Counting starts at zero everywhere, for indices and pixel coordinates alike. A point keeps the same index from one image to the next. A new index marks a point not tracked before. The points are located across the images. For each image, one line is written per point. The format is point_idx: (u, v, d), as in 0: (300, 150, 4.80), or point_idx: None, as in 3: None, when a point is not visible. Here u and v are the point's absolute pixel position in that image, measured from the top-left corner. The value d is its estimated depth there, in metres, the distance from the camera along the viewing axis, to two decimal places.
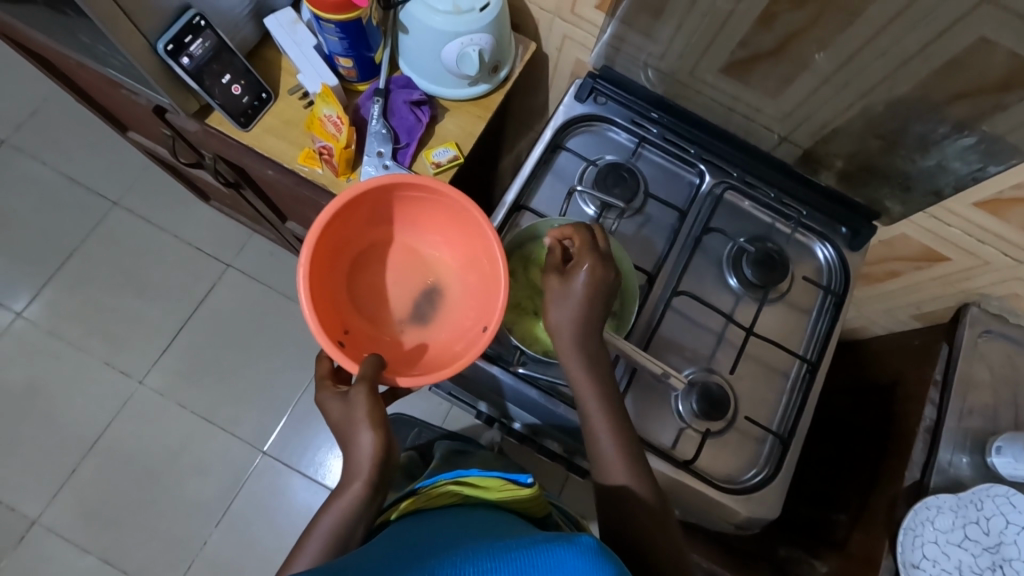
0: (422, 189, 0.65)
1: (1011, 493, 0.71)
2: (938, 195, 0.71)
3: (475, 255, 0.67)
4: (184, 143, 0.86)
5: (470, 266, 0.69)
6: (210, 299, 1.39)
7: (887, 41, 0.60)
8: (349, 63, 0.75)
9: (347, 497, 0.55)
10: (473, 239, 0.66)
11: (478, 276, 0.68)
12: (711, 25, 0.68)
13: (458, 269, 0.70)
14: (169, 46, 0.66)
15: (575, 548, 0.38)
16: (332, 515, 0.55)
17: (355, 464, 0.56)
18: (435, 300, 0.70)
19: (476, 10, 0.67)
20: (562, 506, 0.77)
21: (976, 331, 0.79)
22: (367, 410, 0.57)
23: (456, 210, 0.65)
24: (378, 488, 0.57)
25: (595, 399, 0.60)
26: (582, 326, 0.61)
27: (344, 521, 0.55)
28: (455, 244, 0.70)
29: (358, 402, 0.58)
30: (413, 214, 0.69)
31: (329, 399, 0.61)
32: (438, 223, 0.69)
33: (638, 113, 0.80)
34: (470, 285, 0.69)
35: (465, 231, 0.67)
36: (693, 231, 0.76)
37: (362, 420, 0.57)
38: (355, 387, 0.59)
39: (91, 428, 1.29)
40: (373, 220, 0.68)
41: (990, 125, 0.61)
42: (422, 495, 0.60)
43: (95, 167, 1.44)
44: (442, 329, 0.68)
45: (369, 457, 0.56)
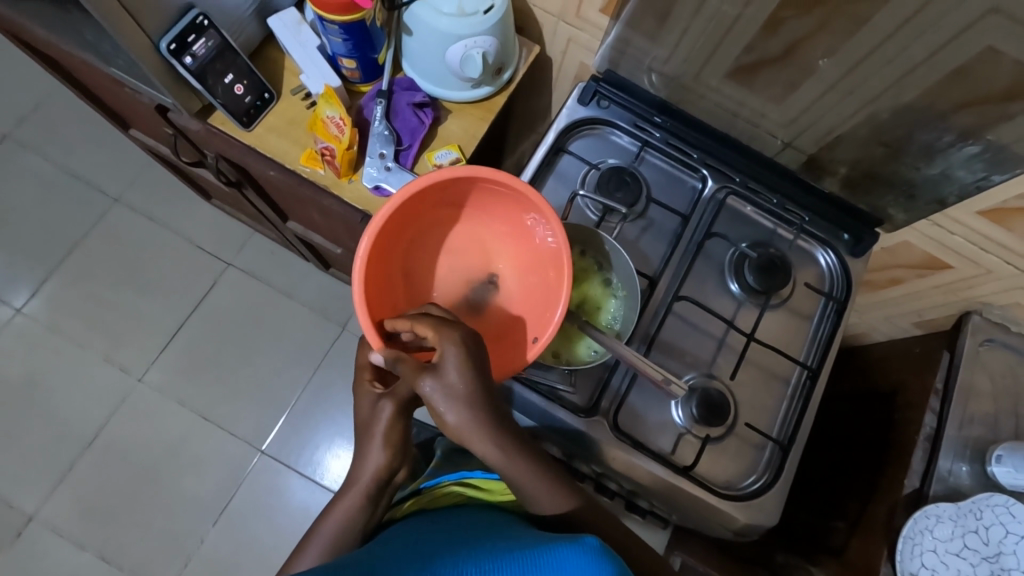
0: (500, 185, 0.62)
1: (1010, 503, 0.70)
2: (941, 203, 0.71)
3: (541, 258, 0.65)
4: (186, 141, 0.86)
5: (533, 267, 0.67)
6: (211, 296, 1.39)
7: (894, 48, 0.59)
8: (353, 64, 0.74)
9: (346, 504, 0.57)
10: (544, 243, 0.64)
11: (540, 277, 0.66)
12: (716, 30, 0.68)
13: (519, 267, 0.69)
14: (173, 45, 0.66)
15: (579, 548, 0.39)
16: (332, 522, 0.56)
17: (357, 473, 0.57)
18: (489, 293, 0.69)
19: (481, 13, 0.67)
20: None
21: (977, 339, 0.79)
22: (386, 427, 0.56)
23: (531, 211, 0.63)
24: (379, 498, 0.58)
25: (514, 464, 0.55)
26: (471, 413, 0.52)
27: (345, 528, 0.56)
28: (520, 242, 0.68)
29: (382, 415, 0.56)
30: (483, 203, 0.67)
31: (365, 395, 0.59)
32: (508, 217, 0.67)
33: (641, 117, 0.79)
34: (528, 285, 0.68)
35: (536, 232, 0.65)
36: (695, 237, 0.76)
37: (374, 437, 0.56)
38: (385, 397, 0.56)
39: (90, 424, 1.29)
40: (441, 205, 0.66)
41: (995, 135, 0.61)
42: (426, 496, 0.62)
43: (97, 163, 1.44)
44: (493, 323, 0.67)
45: (371, 473, 0.56)
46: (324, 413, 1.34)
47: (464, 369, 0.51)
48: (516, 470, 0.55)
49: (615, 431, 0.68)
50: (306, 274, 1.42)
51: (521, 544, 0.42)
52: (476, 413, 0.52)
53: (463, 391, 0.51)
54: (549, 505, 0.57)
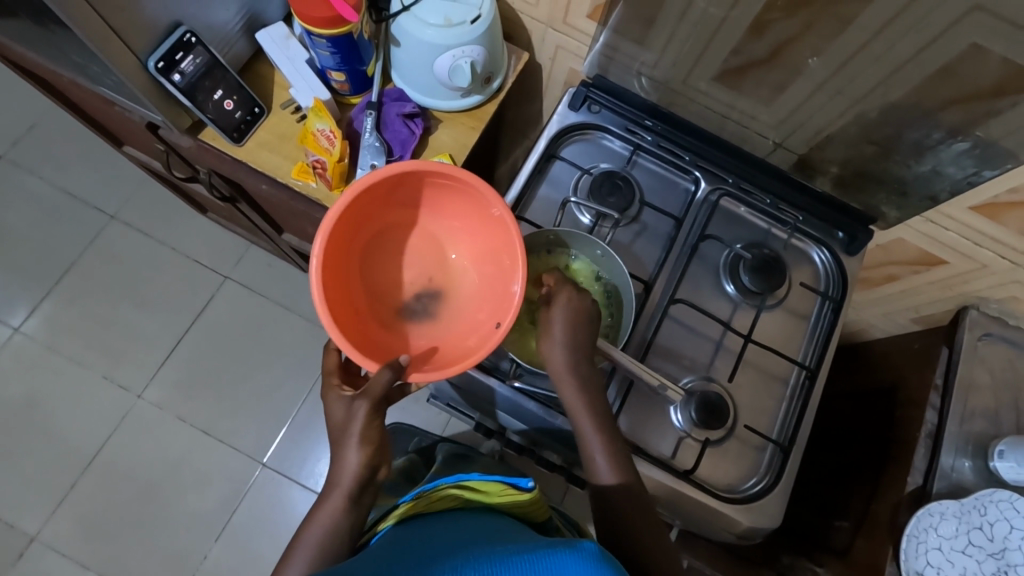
0: (447, 177, 0.62)
1: (1014, 498, 0.69)
2: (934, 200, 0.71)
3: (494, 248, 0.65)
4: (178, 158, 0.86)
5: (488, 259, 0.66)
6: (208, 311, 1.39)
7: (881, 46, 0.59)
8: (342, 76, 0.75)
9: (330, 506, 0.55)
10: (494, 231, 0.64)
11: (493, 268, 0.65)
12: (703, 33, 0.68)
13: (475, 261, 0.68)
14: (160, 62, 0.66)
15: (577, 554, 0.39)
16: (316, 529, 0.54)
17: (338, 474, 0.57)
18: (448, 290, 0.69)
19: (467, 23, 0.67)
20: (562, 511, 0.80)
21: (975, 334, 0.79)
22: (363, 426, 0.57)
23: (480, 200, 0.62)
24: (361, 498, 0.57)
25: (586, 420, 0.59)
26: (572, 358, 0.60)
27: (330, 534, 0.54)
28: (472, 235, 0.67)
29: (358, 415, 0.57)
30: (435, 200, 0.66)
31: (335, 399, 0.60)
32: (460, 212, 0.66)
33: (632, 121, 0.79)
34: (485, 277, 0.67)
35: (488, 224, 0.64)
36: (689, 238, 0.76)
37: (351, 438, 0.57)
38: (359, 397, 0.58)
39: (90, 443, 1.29)
40: (392, 204, 0.66)
41: (985, 131, 0.61)
42: (422, 500, 0.59)
43: (93, 180, 1.44)
44: (455, 320, 0.66)
45: (352, 473, 0.56)
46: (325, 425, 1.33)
47: (573, 317, 0.60)
48: (580, 412, 0.60)
49: None
50: (303, 285, 1.42)
51: (517, 548, 0.42)
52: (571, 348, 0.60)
53: (567, 337, 0.60)
54: (597, 473, 0.59)
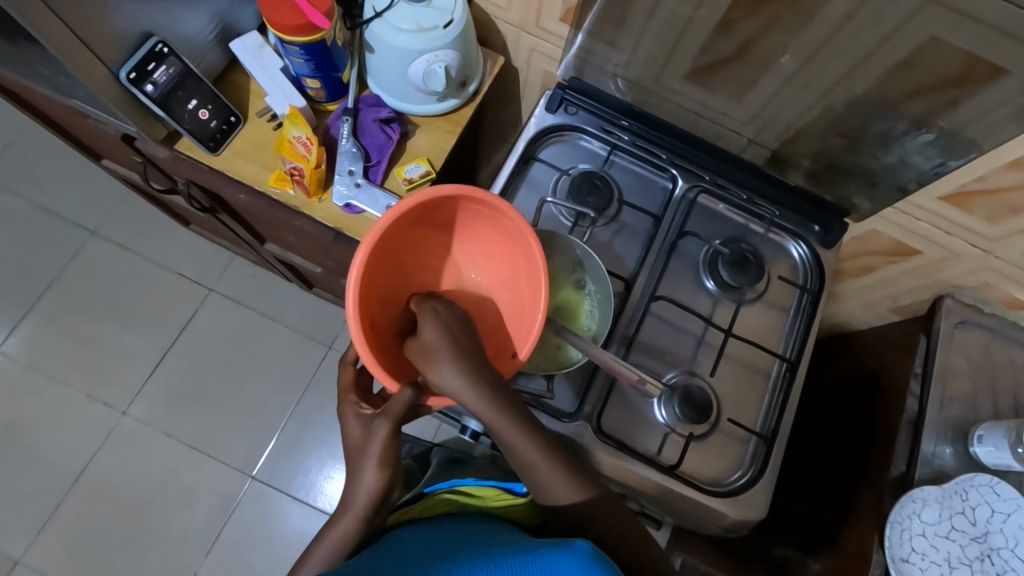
0: (484, 205, 0.60)
1: (994, 482, 0.72)
2: (903, 190, 0.72)
3: (515, 275, 0.64)
4: (155, 170, 0.86)
5: (506, 287, 0.65)
6: (193, 324, 1.37)
7: (843, 41, 0.61)
8: (317, 84, 0.75)
9: (344, 525, 0.56)
10: (516, 259, 0.63)
11: (512, 297, 0.64)
12: (673, 31, 0.69)
13: (492, 287, 0.67)
14: (132, 74, 0.66)
15: (571, 554, 0.38)
16: (328, 544, 0.56)
17: (352, 496, 0.56)
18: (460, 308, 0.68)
19: (440, 28, 0.68)
20: None
21: (951, 322, 0.80)
22: (381, 448, 0.55)
23: (507, 228, 0.61)
24: (376, 517, 0.57)
25: (529, 447, 0.54)
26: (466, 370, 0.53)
27: (340, 548, 0.56)
28: (493, 261, 0.66)
29: (376, 437, 0.55)
30: (459, 221, 0.65)
31: (353, 419, 0.59)
32: (483, 234, 0.65)
33: (609, 121, 0.81)
34: (501, 305, 0.66)
35: (511, 250, 0.63)
36: (669, 235, 0.77)
37: (369, 459, 0.55)
38: (379, 417, 0.56)
39: (75, 461, 1.27)
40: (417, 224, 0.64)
41: (947, 121, 0.63)
42: (417, 505, 0.61)
43: (72, 196, 1.43)
44: None
45: (367, 495, 0.55)
46: (315, 435, 1.33)
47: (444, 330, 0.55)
48: (516, 436, 0.54)
49: (600, 434, 0.68)
50: (289, 295, 1.41)
51: (512, 549, 0.42)
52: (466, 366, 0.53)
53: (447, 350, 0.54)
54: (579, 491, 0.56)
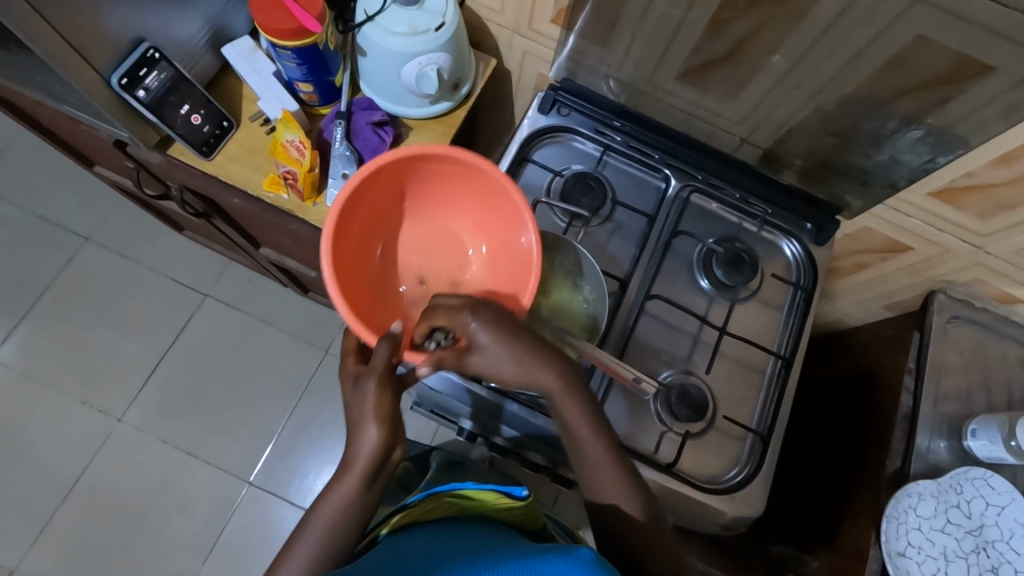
0: (467, 167, 0.63)
1: (988, 475, 0.72)
2: (894, 187, 0.73)
3: (506, 237, 0.67)
4: (149, 175, 0.85)
5: (504, 254, 0.67)
6: (189, 329, 1.37)
7: (833, 40, 0.61)
8: (309, 87, 0.75)
9: (343, 488, 0.54)
10: (504, 219, 0.65)
11: (508, 262, 0.66)
12: (664, 32, 0.70)
13: (492, 257, 0.69)
14: (123, 79, 0.65)
15: (573, 561, 0.39)
16: (328, 507, 0.54)
17: (354, 454, 0.55)
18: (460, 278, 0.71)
19: (432, 30, 0.68)
20: (557, 518, 0.79)
21: (944, 317, 0.81)
22: (374, 404, 0.54)
23: (489, 186, 0.64)
24: (376, 482, 0.55)
25: (598, 449, 0.57)
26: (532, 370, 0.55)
27: (342, 513, 0.54)
28: (489, 230, 0.69)
29: (366, 392, 0.55)
30: (451, 191, 0.68)
31: (347, 379, 0.57)
32: (472, 200, 0.68)
33: (601, 122, 0.81)
34: (499, 272, 0.68)
35: (499, 210, 0.66)
36: (663, 235, 0.77)
37: (367, 412, 0.54)
38: (366, 373, 0.56)
39: (71, 468, 1.26)
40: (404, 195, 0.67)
41: (936, 118, 0.63)
42: (417, 508, 0.59)
43: (66, 203, 1.42)
44: None
45: (368, 452, 0.54)
46: (312, 440, 1.32)
47: (503, 340, 0.55)
48: (578, 421, 0.56)
49: None
50: (285, 300, 1.41)
51: (513, 554, 0.42)
52: (517, 356, 0.55)
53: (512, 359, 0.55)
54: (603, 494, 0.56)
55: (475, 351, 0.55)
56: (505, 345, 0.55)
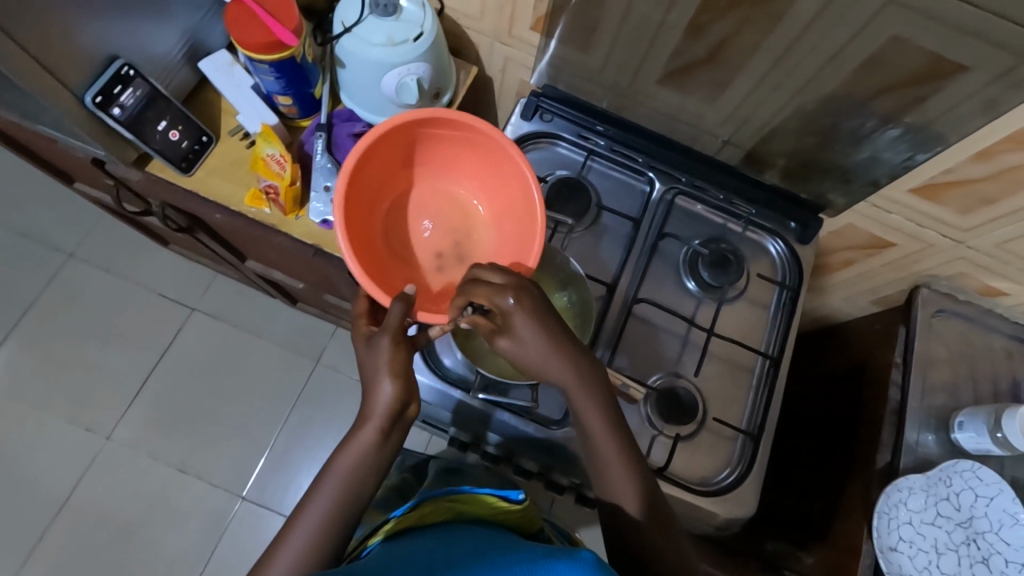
0: (468, 129, 0.62)
1: (976, 467, 0.73)
2: (876, 185, 0.73)
3: (511, 202, 0.66)
4: (129, 192, 0.84)
5: (508, 214, 0.67)
6: (176, 344, 1.35)
7: (810, 41, 0.62)
8: (288, 100, 0.74)
9: (360, 440, 0.56)
10: (509, 183, 0.65)
11: (513, 223, 0.66)
12: (644, 37, 0.70)
13: (497, 218, 0.69)
14: (98, 98, 0.65)
15: (576, 564, 0.38)
16: (346, 458, 0.57)
17: (370, 407, 0.57)
18: (467, 246, 0.70)
19: (411, 41, 0.68)
20: (555, 522, 0.79)
21: (929, 311, 0.81)
22: (389, 359, 0.56)
23: (493, 149, 0.64)
24: (391, 434, 0.58)
25: (609, 447, 0.57)
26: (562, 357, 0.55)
27: (360, 463, 0.57)
28: (493, 192, 0.68)
29: (380, 350, 0.57)
30: (456, 157, 0.68)
31: (360, 338, 0.60)
32: (478, 166, 0.67)
33: (584, 127, 0.81)
34: (506, 233, 0.67)
35: (504, 174, 0.65)
36: (649, 237, 0.77)
37: (383, 366, 0.56)
38: (381, 332, 0.57)
39: (60, 488, 1.24)
40: (410, 160, 0.67)
41: (914, 117, 0.64)
42: (413, 514, 0.59)
43: (47, 220, 1.40)
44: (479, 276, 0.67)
45: (384, 405, 0.56)
46: (305, 452, 1.31)
47: (541, 329, 0.54)
48: (591, 416, 0.57)
49: None
50: (273, 311, 1.39)
51: (516, 561, 0.41)
52: (549, 340, 0.55)
53: (547, 347, 0.55)
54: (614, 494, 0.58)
55: (512, 335, 0.55)
56: (541, 335, 0.54)
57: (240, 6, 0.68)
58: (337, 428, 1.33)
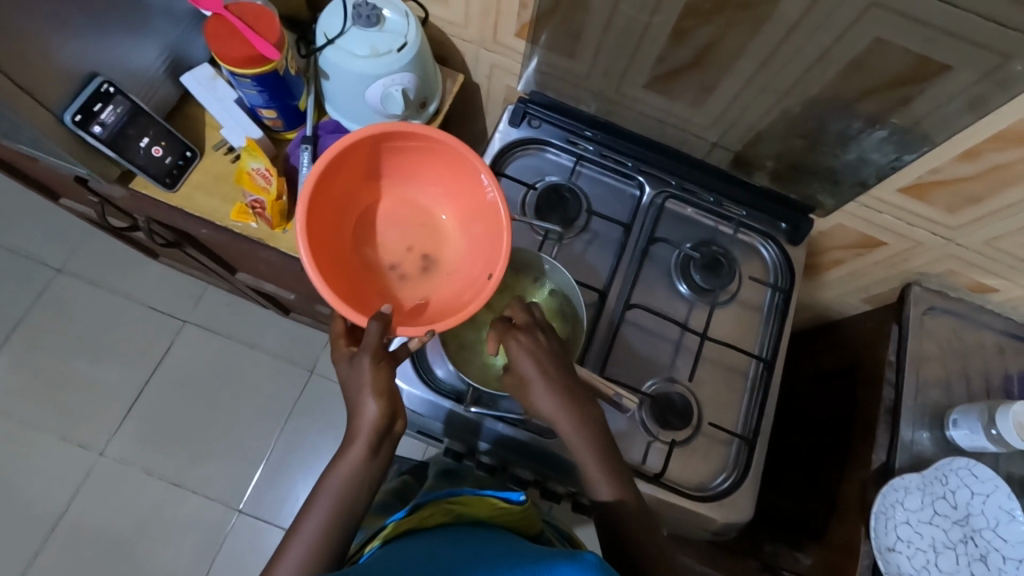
0: (422, 138, 0.61)
1: (972, 465, 0.73)
2: (864, 185, 0.73)
3: (477, 207, 0.66)
4: (114, 208, 0.83)
5: (474, 217, 0.66)
6: (168, 358, 1.34)
7: (795, 44, 0.61)
8: (273, 113, 0.74)
9: (349, 458, 0.56)
10: (473, 188, 0.64)
11: (481, 227, 0.66)
12: (629, 42, 0.70)
13: (464, 222, 0.68)
14: (77, 115, 0.64)
15: (579, 566, 0.38)
16: (336, 478, 0.56)
17: (356, 425, 0.57)
18: (438, 255, 0.69)
19: (395, 51, 0.67)
20: (555, 524, 0.78)
21: (920, 309, 0.81)
22: (371, 377, 0.56)
23: (454, 156, 0.63)
24: (380, 449, 0.58)
25: (598, 474, 0.59)
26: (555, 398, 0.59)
27: (352, 479, 0.56)
28: (458, 197, 0.68)
29: (361, 368, 0.57)
30: (418, 166, 0.67)
31: (341, 358, 0.60)
32: (441, 174, 0.67)
33: (573, 132, 0.81)
34: (475, 237, 0.67)
35: (468, 180, 0.65)
36: (640, 243, 0.77)
37: (366, 386, 0.56)
38: (361, 351, 0.57)
39: (53, 507, 1.23)
40: (371, 173, 0.66)
41: (900, 117, 0.64)
42: (413, 518, 0.58)
43: (34, 235, 1.38)
44: (451, 286, 0.66)
45: (370, 423, 0.56)
46: (301, 463, 1.30)
47: (539, 369, 0.59)
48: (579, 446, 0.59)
49: None
50: (266, 322, 1.39)
51: (519, 567, 0.41)
52: (547, 383, 0.59)
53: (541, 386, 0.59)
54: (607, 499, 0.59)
55: (513, 369, 0.60)
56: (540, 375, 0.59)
57: (220, 21, 0.67)
58: (332, 439, 1.32)
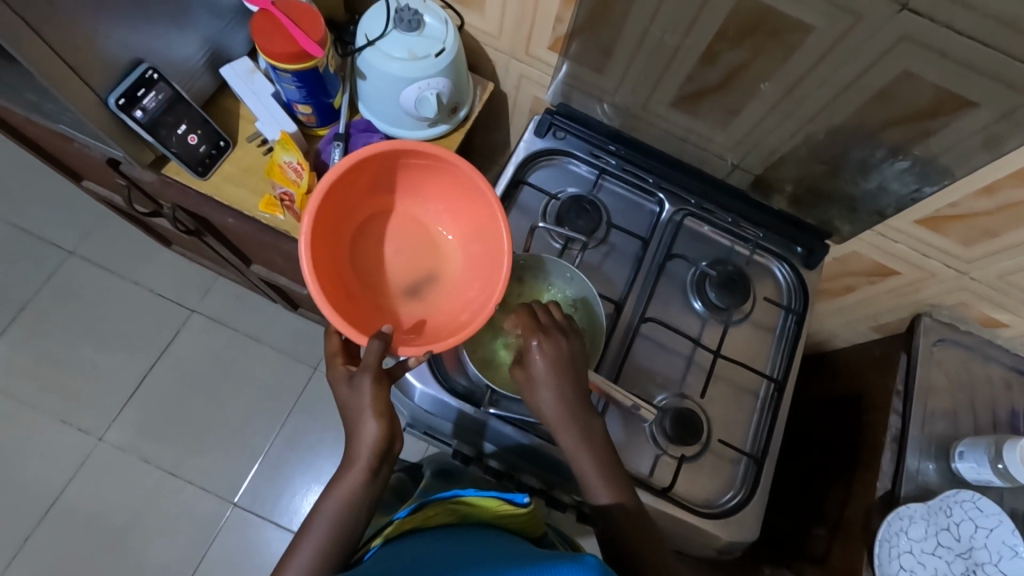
0: (430, 157, 0.63)
1: (977, 498, 0.73)
2: (881, 214, 0.75)
3: (477, 227, 0.67)
4: (140, 193, 0.85)
5: (474, 237, 0.68)
6: (174, 345, 1.34)
7: (824, 71, 0.63)
8: (308, 109, 0.75)
9: (348, 481, 0.57)
10: (475, 208, 0.66)
11: (480, 247, 0.67)
12: (659, 60, 0.71)
13: (462, 241, 0.70)
14: (121, 99, 0.65)
15: (580, 567, 0.38)
16: (335, 500, 0.57)
17: (356, 448, 0.58)
18: (434, 272, 0.70)
19: (432, 56, 0.69)
20: (556, 527, 0.75)
21: (930, 339, 0.82)
22: (371, 399, 0.57)
23: (458, 177, 0.65)
24: (380, 470, 0.58)
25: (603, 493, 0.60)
26: (565, 401, 0.60)
27: (350, 504, 0.57)
28: (459, 216, 0.69)
29: (363, 390, 0.58)
30: (421, 184, 0.68)
31: (340, 377, 0.60)
32: (444, 193, 0.68)
33: (595, 145, 0.82)
34: (472, 256, 0.68)
35: (470, 201, 0.66)
36: (657, 258, 0.78)
37: (365, 410, 0.57)
38: (361, 371, 0.58)
39: (48, 489, 1.22)
40: (376, 188, 0.67)
41: (922, 149, 0.65)
42: (419, 516, 0.58)
43: (49, 216, 1.39)
44: (446, 305, 0.67)
45: (369, 445, 0.57)
46: (299, 459, 1.30)
47: (553, 367, 0.60)
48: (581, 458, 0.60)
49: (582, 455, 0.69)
50: (273, 316, 1.39)
51: (519, 564, 0.41)
52: (562, 387, 0.60)
53: (553, 385, 0.60)
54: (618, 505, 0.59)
55: (527, 366, 0.61)
56: (553, 375, 0.60)
57: (266, 16, 0.69)
58: (332, 437, 1.32)
